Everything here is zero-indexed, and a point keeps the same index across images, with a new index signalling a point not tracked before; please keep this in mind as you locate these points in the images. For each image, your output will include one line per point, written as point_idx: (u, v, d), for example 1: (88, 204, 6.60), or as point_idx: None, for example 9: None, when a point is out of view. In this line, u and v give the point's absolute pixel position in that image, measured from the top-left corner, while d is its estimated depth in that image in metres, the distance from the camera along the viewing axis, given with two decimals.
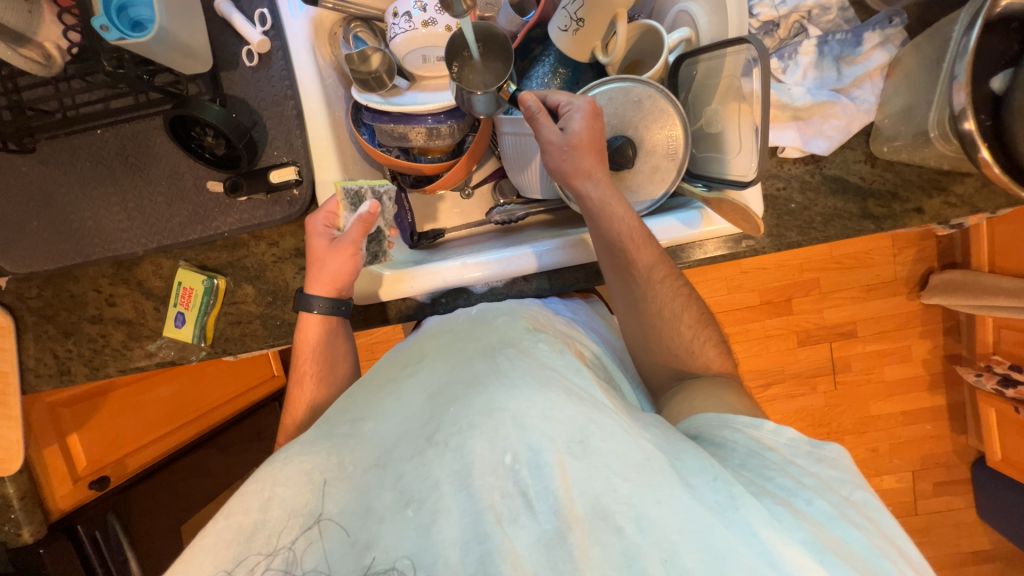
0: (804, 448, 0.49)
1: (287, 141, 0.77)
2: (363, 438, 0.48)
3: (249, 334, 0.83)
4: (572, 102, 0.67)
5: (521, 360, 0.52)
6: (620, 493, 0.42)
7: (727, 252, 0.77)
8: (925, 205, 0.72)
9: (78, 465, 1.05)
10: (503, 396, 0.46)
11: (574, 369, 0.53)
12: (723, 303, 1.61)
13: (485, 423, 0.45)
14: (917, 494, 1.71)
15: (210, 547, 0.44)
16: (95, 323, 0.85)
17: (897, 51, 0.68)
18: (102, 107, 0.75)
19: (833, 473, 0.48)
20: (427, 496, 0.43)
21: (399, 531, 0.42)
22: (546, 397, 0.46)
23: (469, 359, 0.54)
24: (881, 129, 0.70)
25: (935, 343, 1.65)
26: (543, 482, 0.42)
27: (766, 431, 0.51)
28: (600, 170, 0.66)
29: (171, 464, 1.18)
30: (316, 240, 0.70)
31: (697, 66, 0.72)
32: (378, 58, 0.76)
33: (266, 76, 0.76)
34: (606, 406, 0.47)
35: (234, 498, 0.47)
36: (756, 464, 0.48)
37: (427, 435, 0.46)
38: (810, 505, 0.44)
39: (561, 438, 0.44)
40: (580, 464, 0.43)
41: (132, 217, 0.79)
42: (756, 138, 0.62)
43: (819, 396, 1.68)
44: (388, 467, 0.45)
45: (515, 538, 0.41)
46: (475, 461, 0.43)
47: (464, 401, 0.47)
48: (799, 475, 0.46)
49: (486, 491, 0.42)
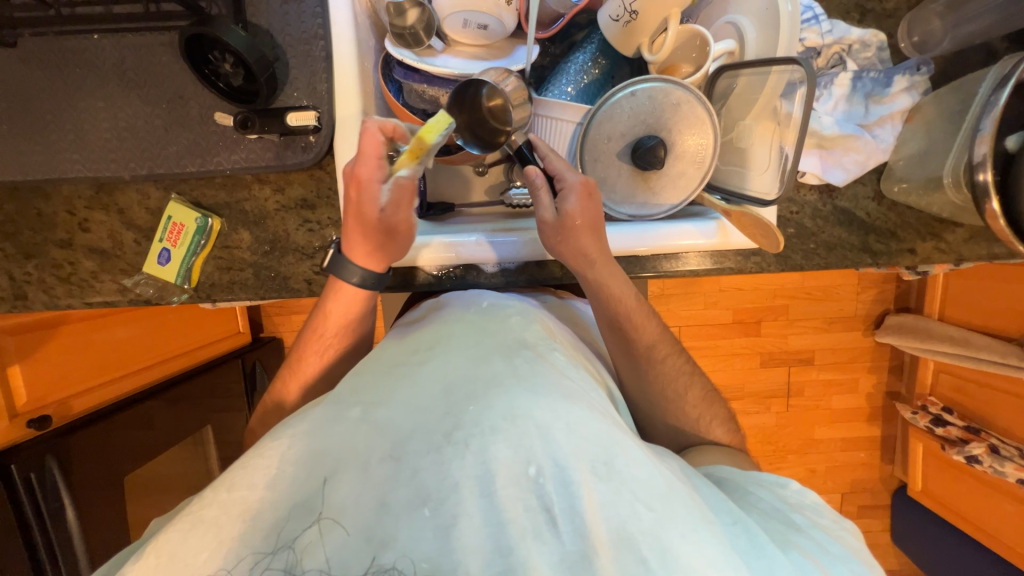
0: (825, 513, 0.54)
1: (309, 84, 0.72)
2: (374, 423, 0.46)
3: (238, 283, 0.78)
4: (566, 177, 0.67)
5: (542, 367, 0.52)
6: (645, 522, 0.41)
7: (735, 265, 0.79)
8: (918, 247, 0.77)
9: (17, 401, 0.96)
10: (527, 403, 0.46)
11: (591, 387, 0.55)
12: (698, 318, 1.67)
13: (509, 429, 0.44)
14: (843, 514, 1.85)
15: (211, 520, 0.42)
16: (63, 248, 0.77)
17: (919, 98, 0.72)
18: (104, 11, 0.68)
19: (855, 544, 0.52)
20: (445, 497, 0.41)
21: (415, 531, 0.40)
22: (570, 411, 0.46)
23: (488, 356, 0.53)
24: (893, 169, 0.74)
25: (880, 378, 1.79)
26: (570, 501, 0.41)
27: (790, 490, 0.56)
28: (599, 251, 0.68)
29: (121, 411, 1.10)
30: (391, 213, 0.61)
31: (736, 79, 0.74)
32: (415, 14, 0.73)
33: (296, 11, 0.71)
34: (624, 432, 0.48)
35: (237, 471, 0.45)
36: (783, 518, 0.51)
37: (445, 431, 0.44)
38: (835, 567, 0.46)
39: (586, 457, 0.43)
40: (605, 485, 0.42)
41: (122, 137, 0.72)
42: (784, 161, 0.66)
43: (773, 416, 1.78)
44: (403, 459, 0.43)
45: (538, 556, 0.40)
46: (498, 468, 0.42)
47: (484, 401, 0.46)
48: (823, 541, 0.49)
49: (509, 502, 0.41)
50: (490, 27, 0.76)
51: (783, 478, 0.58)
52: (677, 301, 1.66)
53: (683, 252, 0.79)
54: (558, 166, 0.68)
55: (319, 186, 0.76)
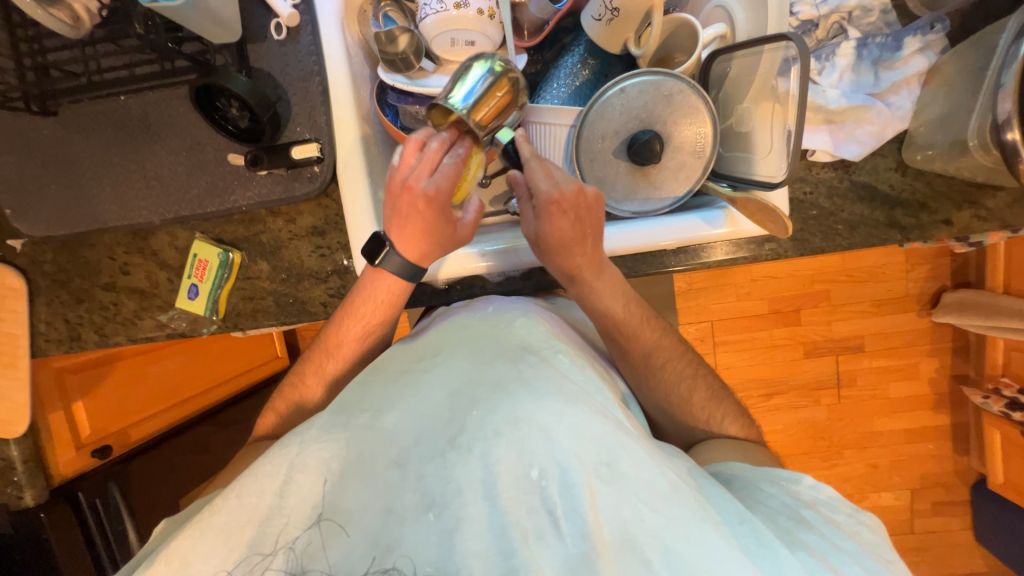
0: (843, 509, 0.52)
1: (310, 118, 0.76)
2: (381, 432, 0.47)
3: (261, 311, 0.82)
4: (537, 195, 0.65)
5: (545, 369, 0.51)
6: (647, 524, 0.42)
7: (749, 254, 0.76)
8: (953, 217, 0.71)
9: (81, 433, 1.06)
10: (530, 407, 0.46)
11: (596, 387, 0.54)
12: (730, 311, 1.60)
13: (512, 432, 0.44)
14: (914, 513, 1.70)
15: (221, 526, 0.44)
16: (108, 291, 0.84)
17: (936, 58, 0.67)
18: (127, 74, 0.75)
19: (872, 536, 0.50)
20: (450, 502, 0.42)
21: (422, 535, 0.42)
22: (573, 412, 0.46)
23: (491, 360, 0.52)
24: (914, 137, 0.69)
25: (943, 362, 1.64)
26: (572, 503, 0.42)
27: (804, 486, 0.54)
28: (581, 267, 0.67)
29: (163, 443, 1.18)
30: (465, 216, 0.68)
31: (730, 63, 0.71)
32: (404, 39, 0.73)
33: (294, 51, 0.75)
34: (630, 431, 0.48)
35: (245, 479, 0.46)
36: (790, 514, 0.50)
37: (449, 437, 0.45)
38: (847, 567, 0.45)
39: (590, 459, 0.43)
40: (608, 487, 0.43)
41: (151, 186, 0.78)
42: (788, 141, 0.62)
43: (822, 409, 1.67)
44: (408, 466, 0.44)
45: (541, 557, 0.41)
46: (501, 472, 0.43)
47: (487, 405, 0.47)
48: (836, 539, 0.48)
49: (511, 504, 0.42)
50: (478, 43, 0.76)
51: (795, 472, 0.55)
52: (706, 294, 1.60)
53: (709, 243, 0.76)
54: (533, 174, 0.67)
55: (326, 213, 0.80)
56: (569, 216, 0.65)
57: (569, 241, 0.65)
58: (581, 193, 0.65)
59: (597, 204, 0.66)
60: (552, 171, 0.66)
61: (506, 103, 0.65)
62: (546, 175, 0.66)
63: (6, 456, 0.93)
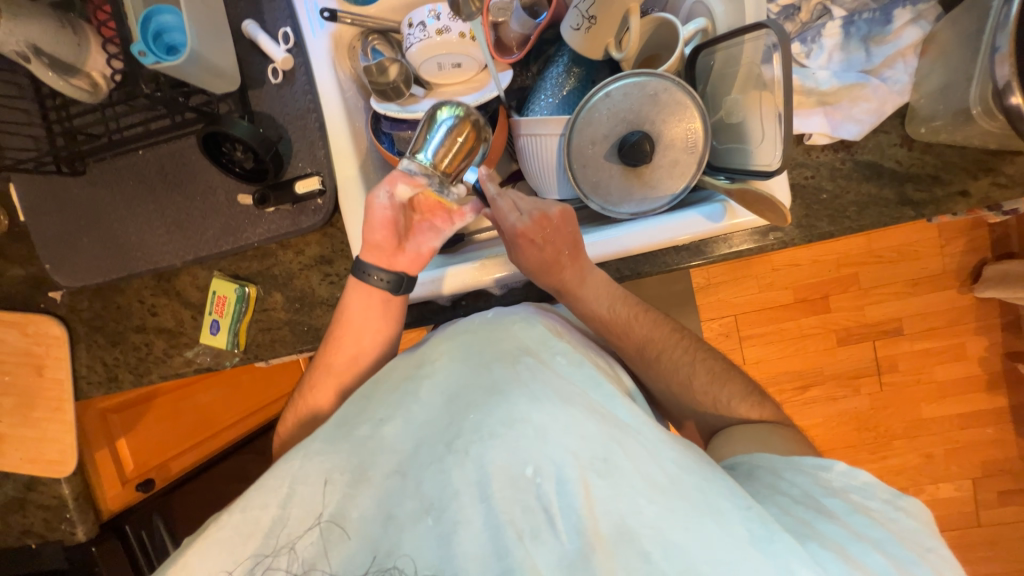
0: (881, 495, 0.52)
1: (310, 153, 0.80)
2: (380, 442, 0.50)
3: (279, 340, 0.85)
4: (506, 233, 0.68)
5: (542, 371, 0.53)
6: (645, 516, 0.44)
7: (755, 245, 0.74)
8: (970, 187, 0.68)
9: (125, 468, 1.14)
10: (525, 408, 0.48)
11: (594, 384, 0.55)
12: (753, 303, 1.56)
13: (509, 433, 0.47)
14: (979, 504, 1.59)
15: (226, 539, 0.48)
16: (139, 332, 0.89)
17: (931, 27, 0.65)
18: (144, 130, 0.80)
19: (911, 524, 0.50)
20: (447, 505, 0.46)
21: (423, 536, 0.45)
22: (569, 413, 0.48)
23: (489, 364, 0.54)
24: (917, 109, 0.66)
25: (992, 339, 1.54)
26: (567, 499, 0.45)
27: (834, 473, 0.54)
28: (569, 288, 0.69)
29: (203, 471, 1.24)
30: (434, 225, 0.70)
31: (715, 55, 0.70)
32: (395, 69, 0.78)
33: (290, 92, 0.79)
34: (629, 426, 0.50)
35: (250, 493, 0.50)
36: (811, 503, 0.50)
37: (447, 441, 0.48)
38: (869, 556, 0.45)
39: (585, 456, 0.46)
40: (604, 482, 0.45)
41: (171, 231, 0.83)
42: (779, 126, 0.61)
43: (863, 398, 1.58)
44: (408, 472, 0.48)
45: (536, 554, 0.44)
46: (495, 472, 0.46)
47: (484, 408, 0.49)
48: (858, 528, 0.48)
49: (507, 503, 0.45)
50: (464, 64, 0.80)
51: (826, 460, 0.56)
52: (725, 287, 1.56)
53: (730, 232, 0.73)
54: (498, 210, 0.69)
55: (332, 241, 0.83)
56: (543, 240, 0.67)
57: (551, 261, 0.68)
58: (550, 215, 0.68)
59: (567, 221, 0.69)
60: (516, 207, 0.69)
61: (472, 141, 0.69)
62: (512, 208, 0.69)
63: (59, 494, 0.99)
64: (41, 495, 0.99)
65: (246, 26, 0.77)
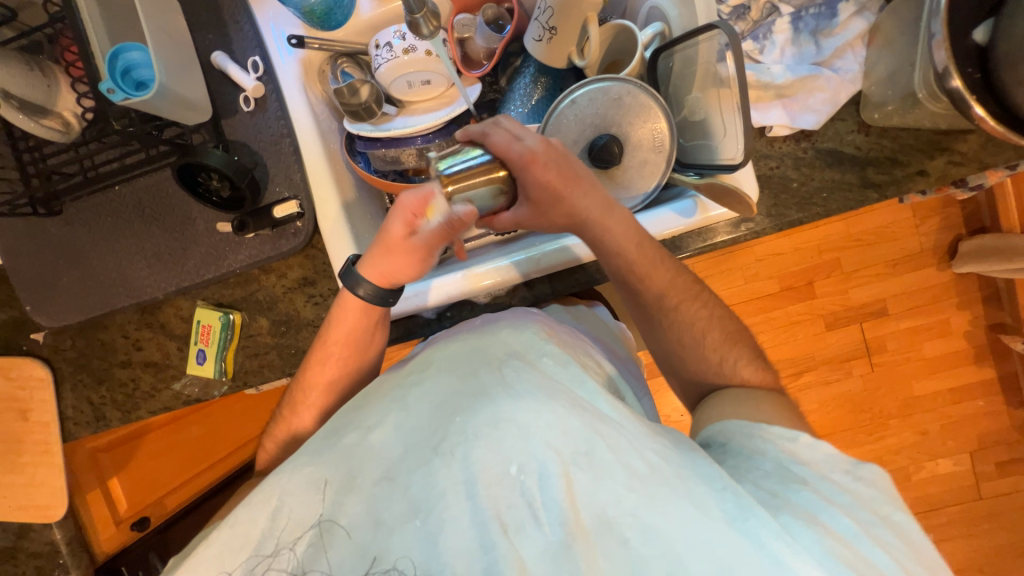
0: (844, 466, 0.53)
1: (287, 176, 0.80)
2: (369, 449, 0.52)
3: (267, 365, 0.85)
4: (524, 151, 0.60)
5: (526, 371, 0.54)
6: (625, 506, 0.45)
7: (729, 237, 0.75)
8: (928, 166, 0.70)
9: (119, 508, 1.16)
10: (508, 407, 0.49)
11: (580, 381, 0.55)
12: (739, 294, 1.58)
13: (492, 433, 0.48)
14: (978, 476, 1.60)
15: (219, 551, 0.51)
16: (124, 368, 0.89)
17: (875, 17, 0.68)
18: (119, 165, 0.81)
19: (871, 492, 0.51)
20: (434, 507, 0.47)
21: (411, 538, 0.46)
22: (550, 409, 0.49)
23: (474, 369, 0.55)
24: (869, 96, 0.69)
25: (975, 313, 1.57)
26: (549, 493, 0.46)
27: (801, 445, 0.54)
28: (589, 210, 0.64)
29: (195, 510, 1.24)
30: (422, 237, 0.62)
31: (673, 57, 0.72)
32: (366, 89, 0.79)
33: (263, 118, 0.80)
34: (612, 420, 0.50)
35: (239, 509, 0.52)
36: (783, 477, 0.51)
37: (432, 445, 0.50)
38: (835, 520, 0.47)
39: (568, 450, 0.47)
40: (585, 475, 0.46)
41: (151, 263, 0.83)
42: (739, 119, 0.63)
43: (856, 380, 1.60)
44: (397, 478, 0.49)
45: (521, 546, 0.45)
46: (480, 471, 0.47)
47: (469, 411, 0.50)
48: (829, 493, 0.50)
49: (493, 501, 0.46)
50: (433, 80, 0.82)
51: (793, 430, 0.56)
52: (713, 281, 1.57)
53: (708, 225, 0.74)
54: (501, 138, 0.60)
55: (314, 262, 0.83)
56: (557, 160, 0.62)
57: (553, 192, 0.62)
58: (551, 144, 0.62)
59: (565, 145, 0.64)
60: (520, 129, 0.61)
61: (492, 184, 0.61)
62: (516, 137, 0.61)
63: (51, 540, 0.97)
64: (31, 543, 0.97)
65: (216, 57, 0.78)
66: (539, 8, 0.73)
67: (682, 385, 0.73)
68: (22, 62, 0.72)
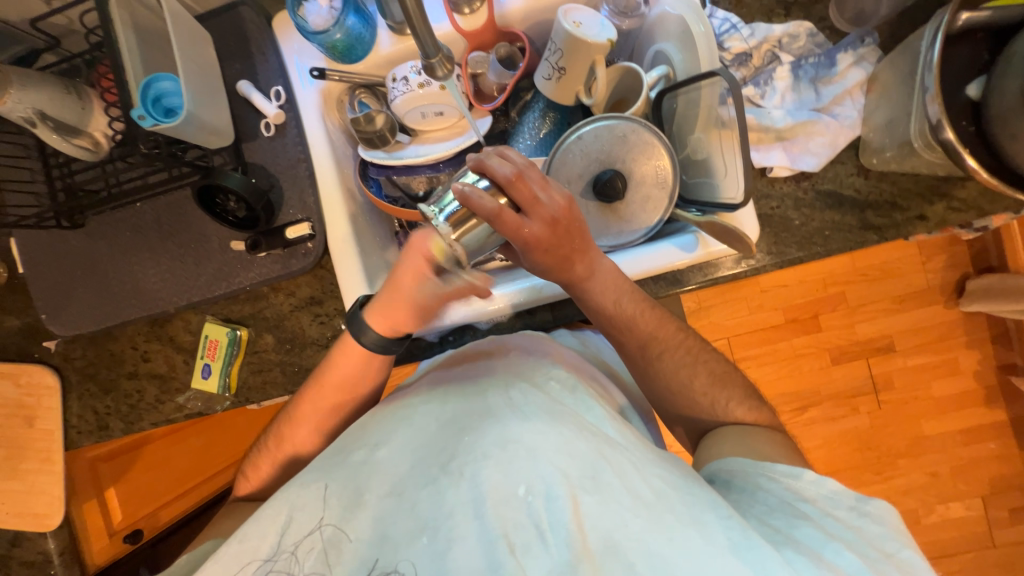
0: (849, 502, 0.53)
1: (301, 200, 0.83)
2: (377, 467, 0.52)
3: (269, 382, 0.86)
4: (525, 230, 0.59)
5: (535, 395, 0.54)
6: (630, 529, 0.45)
7: (730, 273, 0.76)
8: (928, 212, 0.71)
9: (114, 519, 1.14)
10: (516, 428, 0.50)
11: (586, 407, 0.56)
12: (744, 325, 1.57)
13: (500, 453, 0.49)
14: (992, 523, 1.55)
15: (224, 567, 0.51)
16: (131, 379, 0.90)
17: (873, 68, 0.71)
18: (140, 183, 0.84)
19: (879, 530, 0.51)
20: (441, 524, 0.47)
21: (417, 556, 0.46)
22: (558, 432, 0.50)
23: (482, 390, 0.56)
24: (868, 142, 0.71)
25: (984, 353, 1.54)
26: (556, 515, 0.46)
27: (806, 481, 0.55)
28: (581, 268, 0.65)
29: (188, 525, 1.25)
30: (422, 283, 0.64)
31: (677, 99, 0.75)
32: (381, 118, 0.83)
33: (282, 144, 0.84)
34: (619, 444, 0.51)
35: (246, 525, 0.53)
36: (788, 510, 0.52)
37: (441, 464, 0.50)
38: (839, 556, 0.47)
39: (575, 472, 0.47)
40: (591, 498, 0.46)
41: (164, 277, 0.86)
42: (738, 160, 0.65)
43: (862, 417, 1.58)
44: (404, 496, 0.50)
45: (529, 568, 0.45)
46: (489, 490, 0.47)
47: (478, 431, 0.51)
48: (829, 527, 0.51)
49: (500, 521, 0.46)
50: (446, 112, 0.84)
51: (798, 468, 0.56)
52: (717, 310, 1.57)
53: (709, 260, 0.75)
54: (524, 193, 0.58)
55: (323, 283, 0.85)
56: (554, 242, 0.61)
57: (544, 265, 0.64)
58: (560, 218, 0.60)
59: (575, 214, 0.62)
60: (536, 195, 0.59)
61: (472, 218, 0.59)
62: (537, 197, 0.59)
63: (44, 549, 0.97)
64: (24, 552, 0.96)
65: (241, 86, 0.82)
66: (550, 49, 0.76)
67: (680, 421, 0.73)
68: (60, 86, 0.76)
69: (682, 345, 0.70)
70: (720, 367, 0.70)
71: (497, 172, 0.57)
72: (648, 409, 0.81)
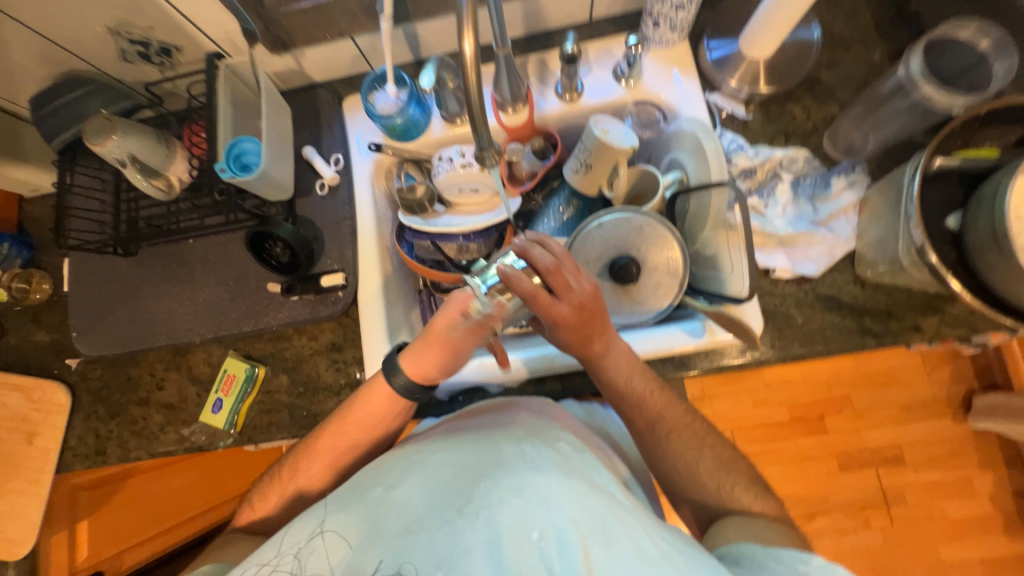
0: None
1: (339, 252, 0.90)
2: (394, 504, 0.53)
3: (275, 424, 0.87)
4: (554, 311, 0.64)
5: (549, 449, 0.56)
6: None
7: (735, 362, 0.79)
8: (922, 323, 0.76)
9: (77, 556, 1.08)
10: (530, 476, 0.51)
11: (594, 468, 0.57)
12: (747, 418, 1.56)
13: (517, 499, 0.49)
14: None
15: None
16: (140, 406, 0.91)
17: (864, 192, 0.80)
18: (196, 223, 0.93)
19: None
20: (456, 564, 0.47)
21: None
22: (570, 485, 0.51)
23: (498, 439, 0.58)
24: (862, 255, 0.78)
25: (998, 475, 1.50)
26: (570, 565, 0.46)
27: (813, 566, 0.53)
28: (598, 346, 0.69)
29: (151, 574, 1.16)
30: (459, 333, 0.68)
31: (689, 200, 0.84)
32: (422, 189, 0.92)
33: (332, 202, 0.93)
34: (626, 504, 0.52)
35: (266, 548, 0.54)
36: None
37: (457, 505, 0.51)
38: None
39: (586, 523, 0.48)
40: (603, 550, 0.46)
41: (198, 309, 0.91)
42: (745, 260, 0.70)
43: (874, 533, 1.49)
44: (420, 534, 0.50)
45: None
46: (505, 532, 0.48)
47: (494, 476, 0.52)
48: None
49: (513, 566, 0.46)
50: (480, 189, 0.94)
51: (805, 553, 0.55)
52: (720, 400, 1.57)
53: (714, 348, 0.80)
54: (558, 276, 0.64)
55: (345, 330, 0.90)
56: (580, 323, 0.66)
57: (568, 341, 0.68)
58: (587, 302, 0.65)
59: (601, 300, 0.67)
60: (568, 280, 0.65)
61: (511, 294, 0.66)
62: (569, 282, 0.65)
63: None
64: None
65: (306, 150, 0.94)
66: (579, 148, 0.86)
67: (684, 508, 0.72)
68: (152, 135, 0.86)
69: (688, 428, 0.71)
70: (725, 454, 0.71)
71: (535, 257, 0.64)
72: (651, 490, 0.80)
